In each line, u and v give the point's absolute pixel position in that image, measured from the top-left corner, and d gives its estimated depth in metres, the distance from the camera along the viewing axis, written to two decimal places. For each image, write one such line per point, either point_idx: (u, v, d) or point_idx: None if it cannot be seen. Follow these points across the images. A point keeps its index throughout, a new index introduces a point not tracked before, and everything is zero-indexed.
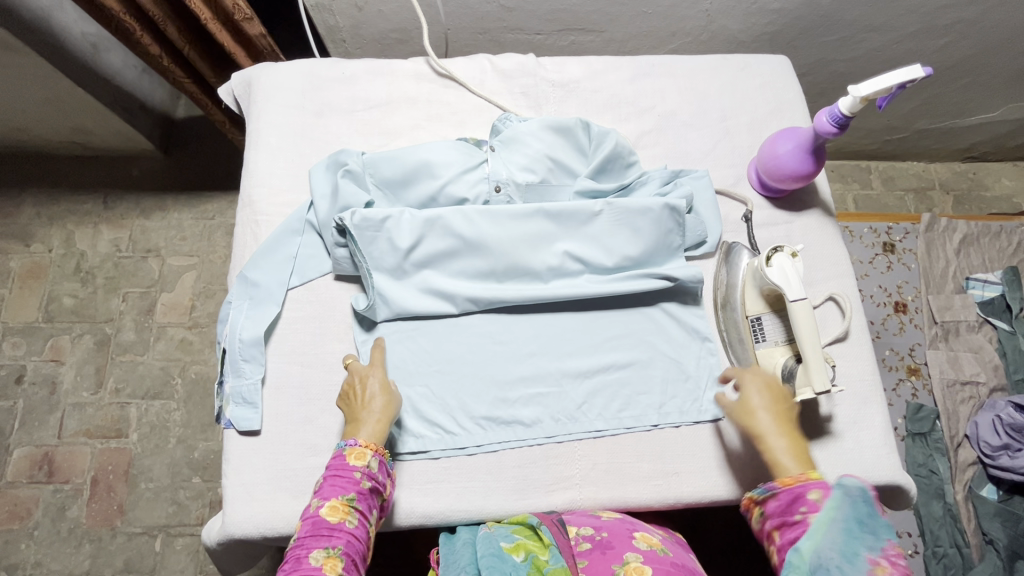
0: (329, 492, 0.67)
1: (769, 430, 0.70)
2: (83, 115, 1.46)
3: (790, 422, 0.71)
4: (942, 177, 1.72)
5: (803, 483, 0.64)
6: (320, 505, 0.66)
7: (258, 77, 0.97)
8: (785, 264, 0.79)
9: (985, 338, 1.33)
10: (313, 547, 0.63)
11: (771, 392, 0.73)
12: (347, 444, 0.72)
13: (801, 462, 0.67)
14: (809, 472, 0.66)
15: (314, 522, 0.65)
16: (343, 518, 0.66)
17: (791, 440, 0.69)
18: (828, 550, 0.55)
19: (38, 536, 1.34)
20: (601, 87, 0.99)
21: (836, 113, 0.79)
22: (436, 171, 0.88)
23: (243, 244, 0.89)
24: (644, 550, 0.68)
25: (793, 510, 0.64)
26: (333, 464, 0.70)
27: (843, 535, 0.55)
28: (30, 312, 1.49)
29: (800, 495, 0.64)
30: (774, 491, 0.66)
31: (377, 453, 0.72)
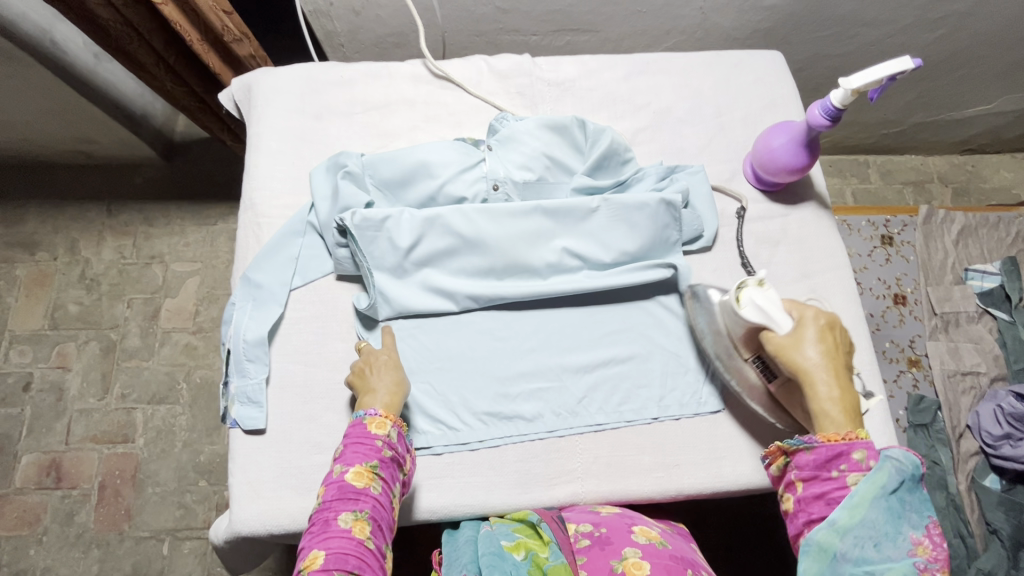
0: (352, 458, 0.68)
1: (823, 372, 0.69)
2: (86, 124, 1.47)
3: (846, 373, 0.70)
4: (940, 170, 1.73)
5: (849, 442, 0.65)
6: (344, 471, 0.67)
7: (257, 82, 0.98)
8: (759, 300, 0.75)
9: (984, 328, 1.34)
10: (341, 511, 0.64)
11: (833, 339, 0.72)
12: (367, 413, 0.72)
13: (848, 417, 0.67)
14: (856, 430, 0.66)
15: (340, 487, 0.66)
16: (368, 483, 0.67)
17: (844, 391, 0.69)
18: (874, 525, 0.61)
19: (47, 541, 1.35)
20: (597, 86, 1.00)
21: (828, 106, 0.80)
22: (434, 170, 0.89)
23: (245, 246, 0.90)
24: (643, 544, 0.69)
25: (830, 465, 0.65)
26: (354, 432, 0.71)
27: (889, 511, 0.62)
28: (36, 320, 1.51)
29: (843, 453, 0.65)
30: (816, 443, 0.66)
31: (396, 424, 0.73)
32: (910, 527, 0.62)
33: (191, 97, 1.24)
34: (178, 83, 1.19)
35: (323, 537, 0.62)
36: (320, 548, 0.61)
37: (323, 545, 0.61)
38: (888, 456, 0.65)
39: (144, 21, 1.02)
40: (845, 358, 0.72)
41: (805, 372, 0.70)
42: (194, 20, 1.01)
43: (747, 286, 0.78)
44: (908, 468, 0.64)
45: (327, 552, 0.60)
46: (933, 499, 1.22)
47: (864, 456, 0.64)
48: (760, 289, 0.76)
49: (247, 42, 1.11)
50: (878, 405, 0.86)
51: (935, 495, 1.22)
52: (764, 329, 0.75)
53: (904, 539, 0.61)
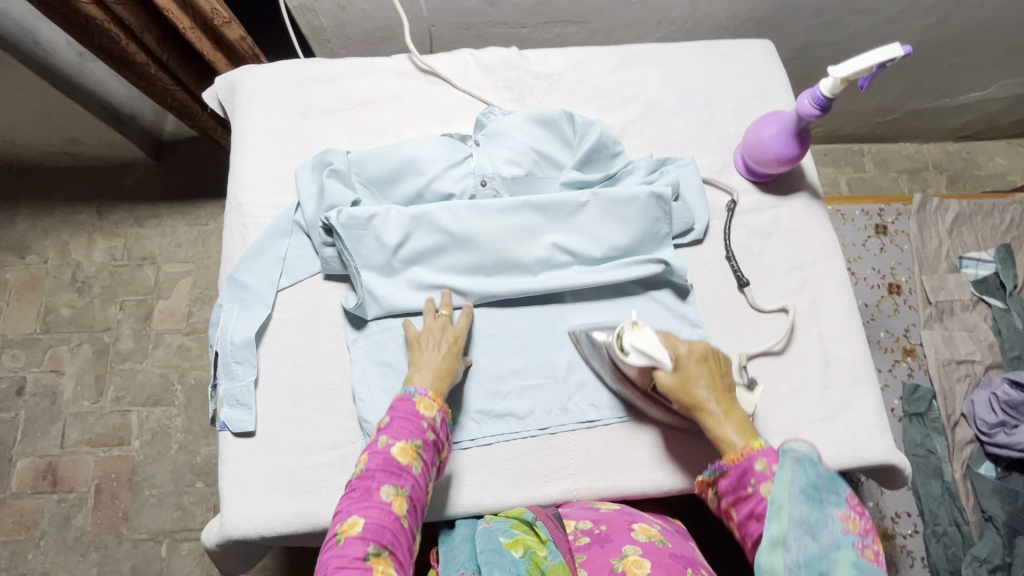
0: (399, 433, 0.68)
1: (710, 402, 0.73)
2: (73, 125, 1.46)
3: (728, 394, 0.74)
4: (935, 158, 1.72)
5: (747, 455, 0.66)
6: (389, 443, 0.67)
7: (241, 80, 0.97)
8: (639, 344, 0.74)
9: (979, 317, 1.33)
10: (384, 483, 0.64)
11: (711, 365, 0.75)
12: (416, 391, 0.72)
13: (744, 433, 0.70)
14: (752, 442, 0.68)
15: (384, 458, 0.66)
16: (412, 461, 0.67)
17: (729, 414, 0.72)
18: (800, 525, 0.58)
19: (45, 545, 1.35)
20: (585, 78, 0.99)
21: (818, 95, 0.79)
22: (422, 167, 0.88)
23: (231, 247, 0.89)
24: (643, 542, 0.68)
25: (744, 484, 0.66)
26: (402, 407, 0.71)
27: (806, 501, 0.59)
28: (28, 324, 1.50)
29: (748, 468, 0.65)
30: (722, 468, 0.68)
31: (442, 408, 0.73)
32: (834, 506, 0.58)
33: (187, 95, 1.22)
34: (173, 80, 1.17)
35: (363, 504, 0.63)
36: (360, 515, 0.62)
37: (363, 513, 0.62)
38: (785, 451, 0.63)
39: (133, 16, 1.00)
40: (725, 380, 0.75)
41: (696, 406, 0.73)
42: (184, 7, 0.99)
43: (626, 330, 0.77)
44: (805, 457, 0.62)
45: (366, 520, 0.61)
46: (928, 488, 1.22)
47: (767, 464, 0.65)
48: (637, 331, 0.76)
49: (235, 25, 1.07)
50: (872, 396, 0.85)
51: (930, 483, 1.22)
52: (652, 369, 0.75)
53: (833, 521, 0.57)
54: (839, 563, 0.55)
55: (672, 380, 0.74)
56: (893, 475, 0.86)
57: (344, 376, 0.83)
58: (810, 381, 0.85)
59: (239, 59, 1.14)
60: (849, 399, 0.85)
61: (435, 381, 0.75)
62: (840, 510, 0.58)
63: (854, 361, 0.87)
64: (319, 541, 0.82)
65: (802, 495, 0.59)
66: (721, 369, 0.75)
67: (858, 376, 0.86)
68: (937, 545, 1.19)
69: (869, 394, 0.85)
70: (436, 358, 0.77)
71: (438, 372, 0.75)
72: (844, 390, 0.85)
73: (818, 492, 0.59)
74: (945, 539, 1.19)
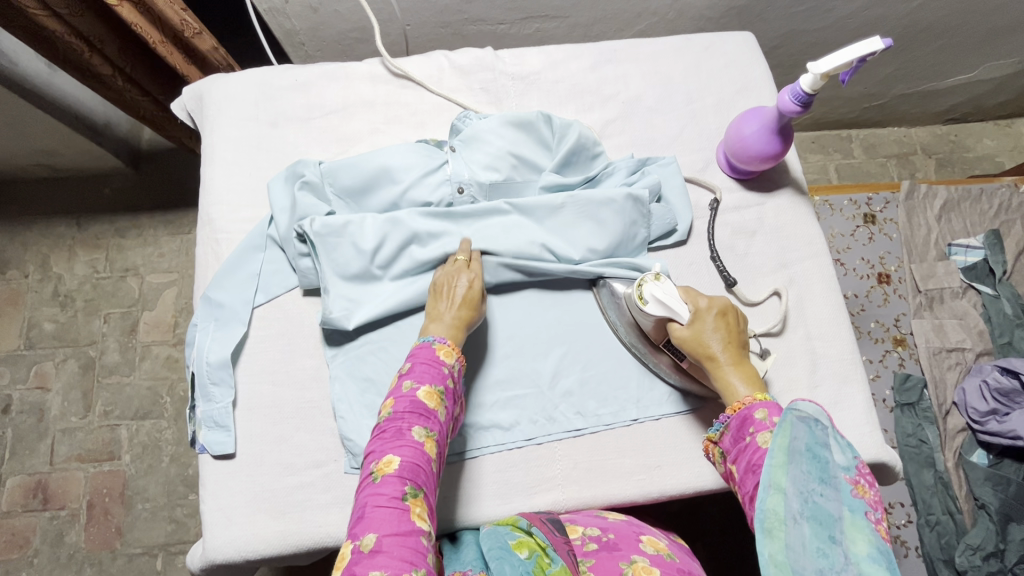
0: (422, 377, 0.67)
1: (723, 356, 0.72)
2: (46, 139, 1.42)
3: (743, 352, 0.74)
4: (923, 142, 1.71)
5: (749, 406, 0.67)
6: (414, 387, 0.66)
7: (208, 91, 0.94)
8: (658, 295, 0.76)
9: (969, 303, 1.33)
10: (415, 423, 0.63)
11: (729, 321, 0.74)
12: (434, 339, 0.71)
13: (752, 385, 0.70)
14: (757, 394, 0.68)
15: (412, 401, 0.64)
16: (437, 405, 0.66)
17: (741, 366, 0.72)
18: (805, 481, 0.56)
19: (38, 563, 1.33)
20: (562, 78, 0.96)
21: (798, 91, 0.77)
22: (396, 175, 0.86)
23: (204, 264, 0.87)
24: (651, 553, 0.66)
25: (744, 434, 0.66)
26: (423, 352, 0.70)
27: (811, 460, 0.57)
28: (11, 341, 1.47)
29: (747, 417, 0.66)
30: (726, 422, 0.68)
31: (460, 358, 0.72)
32: (842, 468, 0.56)
33: (157, 107, 1.21)
34: (140, 92, 1.15)
35: (396, 444, 0.61)
36: (394, 454, 0.61)
37: (397, 451, 0.61)
38: (789, 409, 0.61)
39: (94, 29, 0.96)
40: (741, 337, 0.75)
41: (708, 358, 0.72)
42: (152, 20, 0.96)
43: (646, 282, 0.78)
44: (811, 419, 0.60)
45: (402, 459, 0.60)
46: (921, 478, 1.22)
47: (767, 414, 0.65)
48: (657, 283, 0.77)
49: (207, 36, 1.05)
50: (860, 394, 0.84)
51: (922, 473, 1.23)
52: (668, 321, 0.76)
53: (841, 483, 0.55)
54: (845, 526, 0.52)
55: (690, 329, 0.74)
56: (883, 472, 0.85)
57: (325, 393, 0.81)
58: (797, 382, 0.84)
59: (210, 69, 1.11)
60: (837, 398, 0.84)
61: (452, 328, 0.74)
62: (849, 475, 0.56)
63: (842, 359, 0.86)
64: (307, 561, 0.81)
65: (807, 453, 0.58)
66: (739, 326, 0.75)
67: (847, 374, 0.85)
68: (932, 534, 1.19)
69: (857, 392, 0.84)
70: (456, 303, 0.76)
71: (454, 319, 0.74)
72: (832, 389, 0.84)
73: (824, 452, 0.57)
74: (939, 528, 1.19)
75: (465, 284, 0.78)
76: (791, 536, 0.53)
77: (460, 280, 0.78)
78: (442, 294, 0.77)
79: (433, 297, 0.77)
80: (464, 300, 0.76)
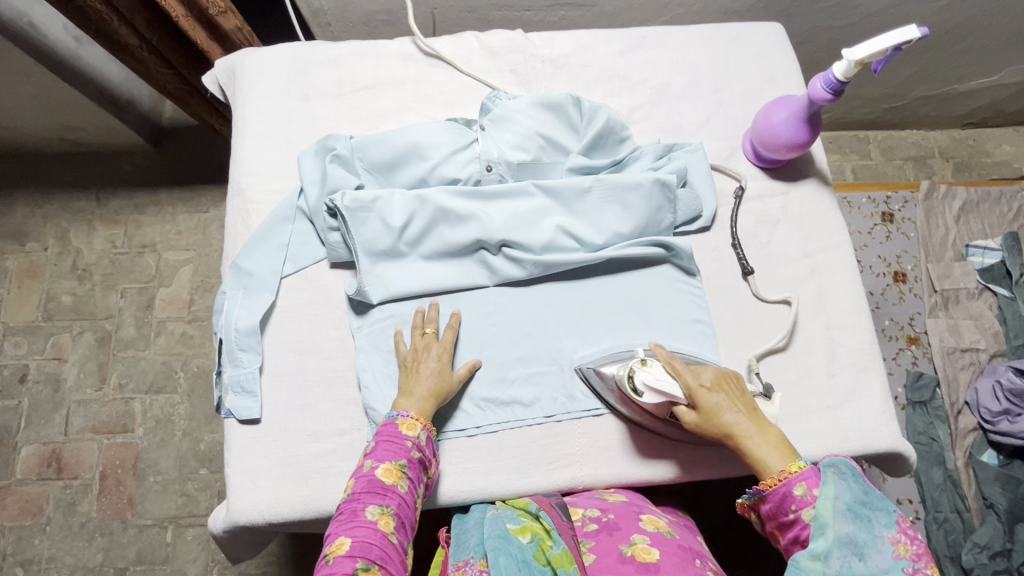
0: (383, 455, 0.68)
1: (739, 425, 0.70)
2: (69, 112, 1.44)
3: (755, 417, 0.71)
4: (942, 145, 1.70)
5: (785, 482, 0.64)
6: (374, 466, 0.67)
7: (242, 63, 0.95)
8: (650, 381, 0.74)
9: (985, 305, 1.33)
10: (369, 503, 0.64)
11: (726, 390, 0.72)
12: (398, 413, 0.73)
13: (781, 454, 0.67)
14: (790, 465, 0.65)
15: (369, 481, 0.66)
16: (396, 480, 0.67)
17: (760, 428, 0.70)
18: (846, 541, 0.57)
19: (50, 531, 1.36)
20: (591, 62, 0.97)
21: (831, 79, 0.77)
22: (426, 152, 0.87)
23: (234, 234, 0.88)
24: (651, 532, 0.69)
25: (785, 509, 0.64)
26: (386, 430, 0.71)
27: (854, 520, 0.58)
28: (29, 312, 1.49)
29: (786, 494, 0.63)
30: (761, 493, 0.65)
31: (426, 427, 0.73)
32: (885, 526, 0.57)
33: (179, 79, 1.19)
34: (165, 64, 1.15)
35: (350, 525, 0.62)
36: (347, 535, 0.61)
37: (349, 533, 0.61)
38: (826, 466, 0.63)
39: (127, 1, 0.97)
40: (745, 399, 0.73)
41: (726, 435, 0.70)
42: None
43: (636, 368, 0.77)
44: (852, 477, 0.61)
45: (353, 539, 0.60)
46: (930, 475, 1.22)
47: (806, 487, 0.63)
48: (647, 368, 0.76)
49: (231, 14, 1.07)
50: (878, 384, 0.85)
51: (932, 471, 1.23)
52: (673, 406, 0.74)
53: (884, 542, 0.56)
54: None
55: (700, 412, 0.72)
56: (898, 463, 0.86)
57: (349, 363, 0.83)
58: (816, 369, 0.85)
59: (232, 48, 1.13)
60: (855, 387, 0.84)
61: (423, 401, 0.74)
62: (891, 532, 0.57)
63: (861, 349, 0.86)
64: (325, 527, 0.82)
65: (849, 512, 0.59)
66: (739, 389, 0.73)
67: (866, 364, 0.86)
68: (939, 531, 1.19)
69: (875, 382, 0.85)
70: (428, 377, 0.76)
71: (425, 391, 0.75)
72: (850, 378, 0.85)
73: (867, 511, 0.58)
74: (946, 526, 1.19)
75: (434, 360, 0.78)
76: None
77: (429, 355, 0.78)
78: (410, 369, 0.77)
79: (404, 373, 0.77)
80: (435, 373, 0.77)
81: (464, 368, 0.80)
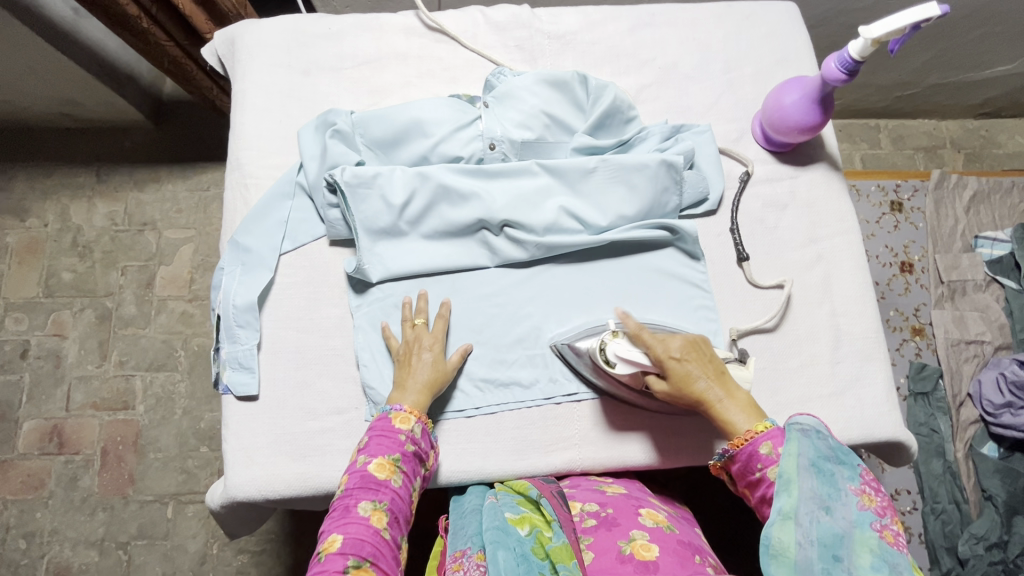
0: (376, 450, 0.68)
1: (711, 392, 0.69)
2: (68, 85, 1.42)
3: (725, 379, 0.70)
4: (953, 135, 1.66)
5: (752, 441, 0.64)
6: (367, 461, 0.67)
7: (241, 35, 0.93)
8: (621, 354, 0.73)
9: (992, 297, 1.31)
10: (362, 499, 0.64)
11: (697, 355, 0.70)
12: (391, 408, 0.72)
13: (751, 416, 0.67)
14: (758, 425, 0.66)
15: (362, 476, 0.65)
16: (390, 475, 0.67)
17: (730, 398, 0.69)
18: (812, 498, 0.58)
19: (53, 504, 1.37)
20: (599, 39, 0.94)
21: (846, 58, 0.75)
22: (428, 129, 0.85)
23: (233, 208, 0.87)
24: (650, 527, 0.68)
25: (751, 468, 0.65)
26: (379, 424, 0.70)
27: (817, 475, 0.59)
28: (30, 288, 1.49)
29: (753, 453, 0.64)
30: (730, 454, 0.66)
31: (420, 420, 0.72)
32: (849, 479, 0.59)
33: (183, 54, 1.16)
34: (166, 36, 1.11)
35: (342, 522, 0.62)
36: (339, 532, 0.61)
37: (341, 530, 0.61)
38: (791, 424, 0.64)
39: None
40: (717, 362, 0.71)
41: (695, 400, 0.69)
42: None
43: (609, 340, 0.76)
44: (813, 435, 0.62)
45: (345, 537, 0.60)
46: (930, 466, 1.22)
47: (772, 446, 0.63)
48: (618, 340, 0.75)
49: None
50: (882, 372, 0.84)
51: (932, 462, 1.22)
52: (642, 373, 0.73)
53: (848, 495, 0.58)
54: (850, 540, 0.55)
55: (671, 381, 0.70)
56: (899, 452, 0.85)
57: (348, 342, 0.82)
58: (819, 357, 0.84)
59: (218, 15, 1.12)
60: (858, 375, 0.83)
61: (418, 394, 0.74)
62: (854, 485, 0.58)
63: (866, 337, 0.85)
64: (322, 505, 0.82)
65: (813, 467, 0.60)
66: (711, 355, 0.71)
67: (870, 352, 0.85)
68: (936, 522, 1.19)
69: (879, 370, 0.84)
70: (423, 368, 0.76)
71: (419, 385, 0.74)
72: (854, 366, 0.84)
73: (829, 465, 0.59)
74: (943, 517, 1.19)
75: (427, 351, 0.77)
76: (800, 558, 0.55)
77: (422, 348, 0.77)
78: (402, 362, 0.76)
79: (399, 367, 0.76)
80: (430, 368, 0.76)
81: (456, 354, 0.79)
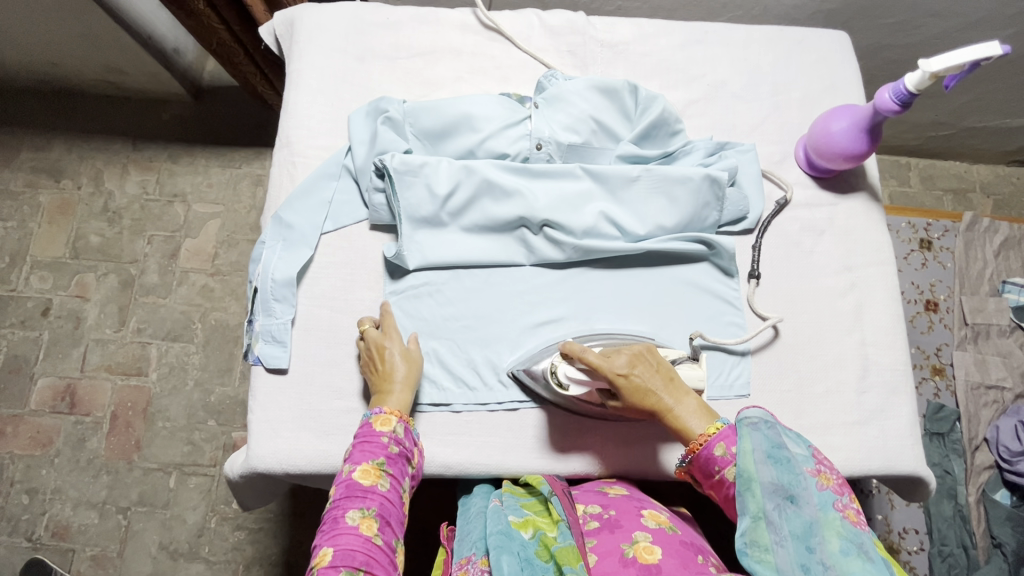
0: (360, 457, 0.68)
1: (663, 400, 0.69)
2: (117, 55, 1.45)
3: (674, 386, 0.71)
4: (984, 180, 1.66)
5: (706, 445, 0.65)
6: (351, 469, 0.67)
7: (301, 18, 0.95)
8: (571, 375, 0.73)
9: (1015, 343, 1.30)
10: (349, 508, 0.64)
11: (645, 365, 0.71)
12: (373, 412, 0.73)
13: (705, 418, 0.68)
14: (713, 425, 0.66)
15: (347, 485, 0.66)
16: (375, 480, 0.67)
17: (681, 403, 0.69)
18: (775, 490, 0.59)
19: (59, 462, 1.38)
20: (651, 52, 0.96)
21: (900, 89, 0.76)
22: (477, 124, 0.86)
23: (278, 184, 0.88)
24: (653, 528, 0.67)
25: (711, 471, 0.65)
26: (362, 430, 0.71)
27: (776, 466, 0.60)
28: (57, 248, 1.51)
29: (710, 457, 0.64)
30: (690, 460, 0.66)
31: (402, 419, 0.73)
32: (804, 462, 0.60)
33: (230, 38, 1.19)
34: (219, 19, 1.13)
35: (331, 534, 0.62)
36: (328, 546, 0.61)
37: (331, 543, 0.61)
38: (740, 421, 0.64)
39: None
40: (668, 370, 0.72)
41: (650, 409, 0.70)
42: None
43: (558, 363, 0.75)
44: (763, 427, 0.63)
45: (335, 550, 0.61)
46: (940, 508, 1.21)
47: (725, 446, 0.64)
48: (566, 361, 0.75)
49: None
50: (907, 405, 0.84)
51: (943, 504, 1.21)
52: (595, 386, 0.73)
53: (807, 478, 0.59)
54: (819, 526, 0.56)
55: (624, 395, 0.70)
56: (918, 488, 0.85)
57: None
58: (845, 384, 0.84)
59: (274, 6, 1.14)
60: (884, 406, 0.83)
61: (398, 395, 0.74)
62: (810, 466, 0.60)
63: (894, 369, 0.85)
64: None
65: (770, 458, 0.60)
66: (658, 362, 0.72)
67: (896, 384, 0.84)
68: (942, 565, 1.18)
69: (904, 403, 0.84)
70: (394, 365, 0.76)
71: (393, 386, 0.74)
72: (880, 397, 0.83)
73: (785, 452, 0.61)
74: (950, 560, 1.18)
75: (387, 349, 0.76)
76: (778, 557, 0.55)
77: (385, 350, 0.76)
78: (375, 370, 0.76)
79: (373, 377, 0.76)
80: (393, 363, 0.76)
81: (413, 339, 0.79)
